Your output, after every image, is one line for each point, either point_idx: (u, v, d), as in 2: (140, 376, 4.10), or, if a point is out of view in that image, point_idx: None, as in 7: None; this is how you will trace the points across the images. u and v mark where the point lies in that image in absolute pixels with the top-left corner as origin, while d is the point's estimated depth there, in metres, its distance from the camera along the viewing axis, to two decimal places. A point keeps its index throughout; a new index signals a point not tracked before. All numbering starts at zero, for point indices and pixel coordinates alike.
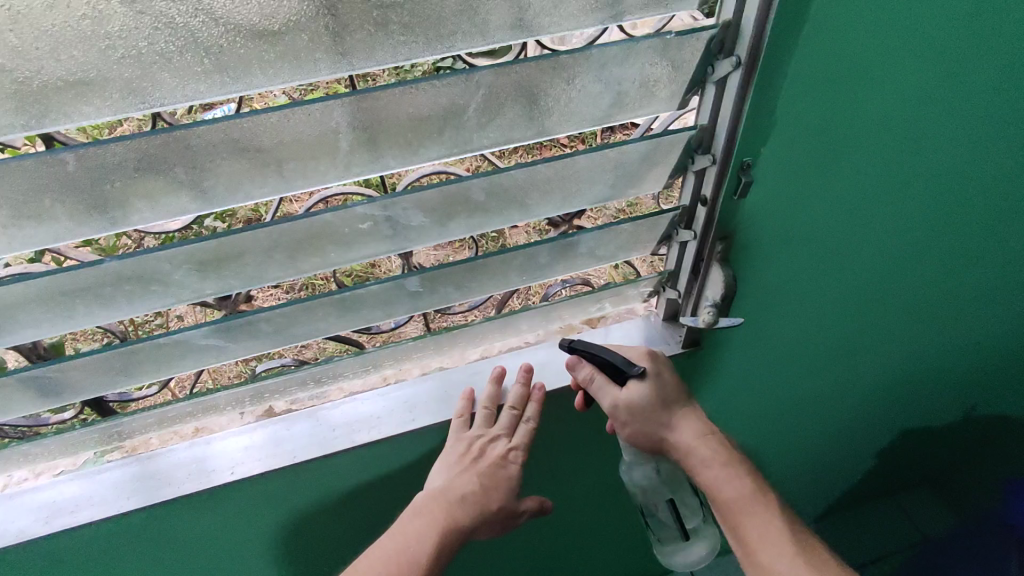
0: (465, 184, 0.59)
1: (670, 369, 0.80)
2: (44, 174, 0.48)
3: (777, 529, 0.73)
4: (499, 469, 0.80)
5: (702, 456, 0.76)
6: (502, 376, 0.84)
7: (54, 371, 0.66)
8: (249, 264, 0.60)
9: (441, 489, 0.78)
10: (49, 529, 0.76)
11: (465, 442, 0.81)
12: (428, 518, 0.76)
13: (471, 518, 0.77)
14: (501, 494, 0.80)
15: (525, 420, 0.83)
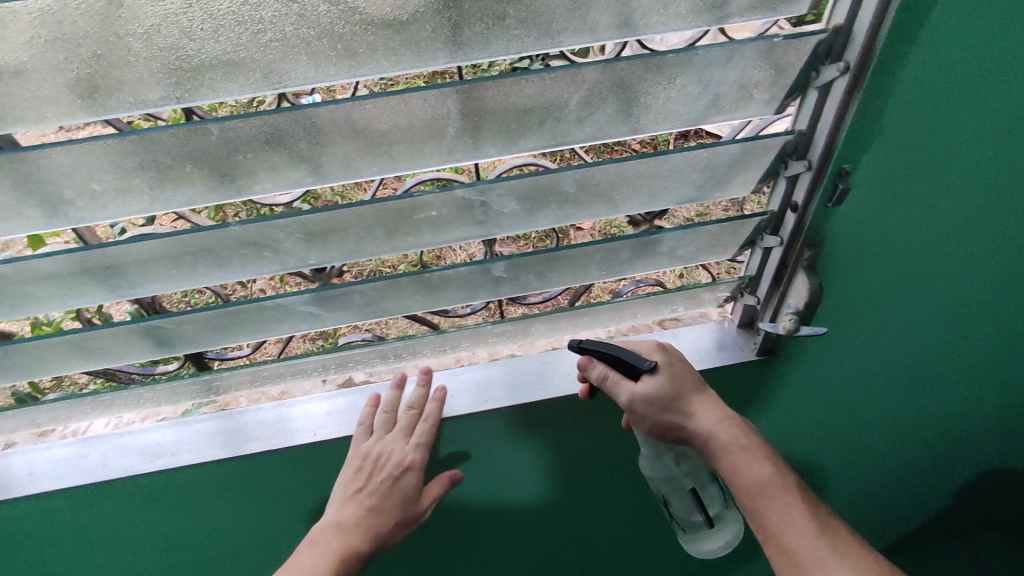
0: (558, 176, 0.61)
1: (682, 359, 0.81)
2: (190, 142, 0.53)
3: (798, 512, 0.76)
4: (395, 479, 0.82)
5: (722, 441, 0.77)
6: (402, 381, 0.86)
7: (171, 323, 0.73)
8: (351, 238, 0.64)
9: (336, 517, 0.82)
10: (150, 467, 0.83)
11: (361, 455, 0.83)
12: (329, 545, 0.81)
13: (368, 544, 0.82)
14: (399, 506, 0.83)
15: (422, 420, 0.85)
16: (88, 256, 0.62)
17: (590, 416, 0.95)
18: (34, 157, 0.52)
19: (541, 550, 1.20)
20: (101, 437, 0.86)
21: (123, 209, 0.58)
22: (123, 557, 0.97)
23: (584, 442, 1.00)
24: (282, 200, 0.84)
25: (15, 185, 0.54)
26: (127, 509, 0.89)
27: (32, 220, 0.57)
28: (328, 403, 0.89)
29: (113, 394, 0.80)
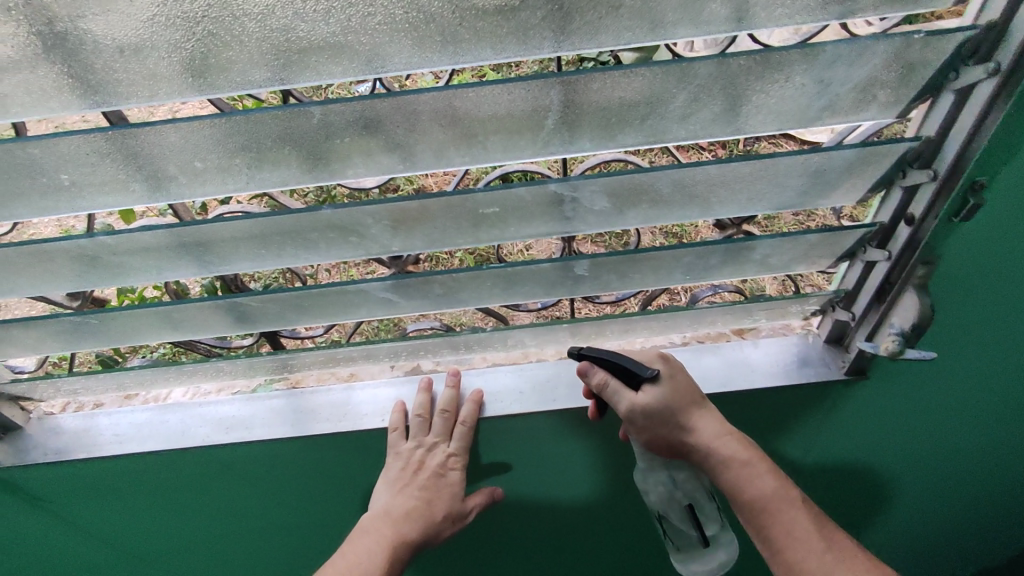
0: (656, 175, 0.59)
1: (683, 370, 0.80)
2: (291, 124, 0.54)
3: (801, 527, 0.76)
4: (439, 478, 0.85)
5: (722, 456, 0.77)
6: (429, 385, 0.87)
7: (255, 301, 0.74)
8: (436, 228, 0.64)
9: (385, 508, 0.84)
10: (228, 439, 0.86)
11: (403, 456, 0.85)
12: (376, 535, 0.82)
13: (419, 532, 0.83)
14: (444, 503, 0.85)
15: (461, 423, 0.85)
16: (186, 232, 0.64)
17: None
18: (145, 133, 0.53)
19: (592, 552, 1.18)
20: (180, 405, 0.89)
21: (223, 186, 0.59)
22: (193, 526, 0.98)
23: None
24: (366, 185, 0.86)
25: (124, 160, 0.56)
26: (204, 476, 0.91)
27: (136, 193, 0.59)
28: (397, 389, 0.90)
29: (195, 366, 0.83)
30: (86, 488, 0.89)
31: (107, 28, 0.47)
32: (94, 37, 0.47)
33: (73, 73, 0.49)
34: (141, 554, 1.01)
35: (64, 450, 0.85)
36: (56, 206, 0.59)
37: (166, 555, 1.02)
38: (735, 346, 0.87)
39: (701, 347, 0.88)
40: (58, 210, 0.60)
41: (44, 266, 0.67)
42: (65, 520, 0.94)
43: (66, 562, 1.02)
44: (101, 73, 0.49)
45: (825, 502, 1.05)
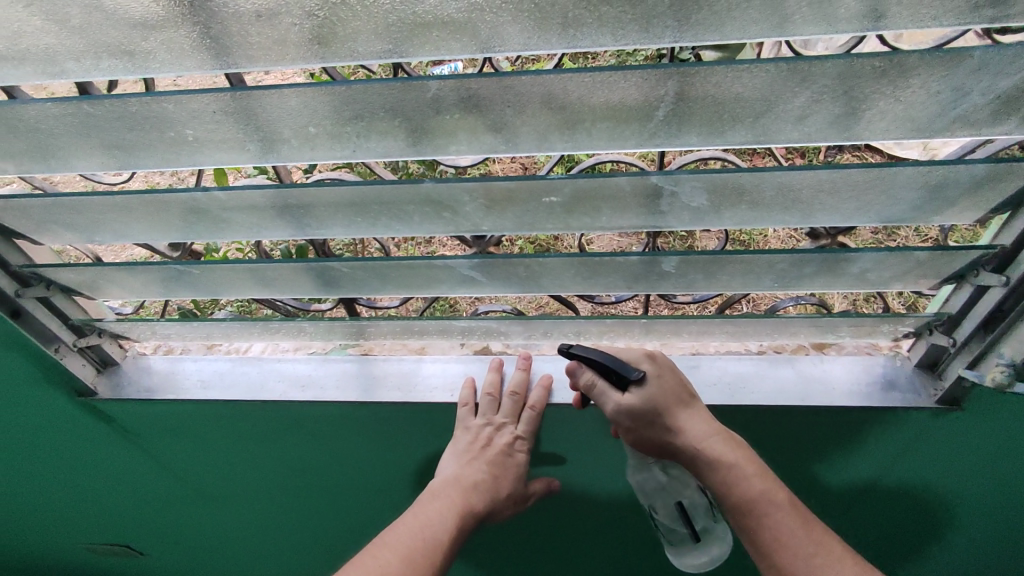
0: (764, 175, 0.57)
1: (672, 369, 0.80)
2: (404, 96, 0.55)
3: (793, 532, 0.74)
4: (505, 456, 0.85)
5: (711, 458, 0.76)
6: (500, 364, 0.89)
7: (344, 267, 0.76)
8: (530, 211, 0.64)
9: (455, 476, 0.81)
10: (300, 397, 0.90)
11: (472, 430, 0.84)
12: (447, 502, 0.79)
13: (484, 505, 0.82)
14: (508, 482, 0.85)
15: (529, 407, 0.86)
16: (288, 194, 0.66)
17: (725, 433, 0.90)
18: (268, 95, 0.56)
19: (637, 554, 1.17)
20: (254, 361, 0.93)
21: (330, 153, 0.61)
22: (259, 475, 1.03)
23: None
24: (458, 163, 0.87)
25: (244, 122, 0.59)
26: (277, 429, 0.95)
27: (250, 152, 0.62)
28: (466, 366, 0.92)
29: (279, 323, 0.87)
30: (170, 426, 0.95)
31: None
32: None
33: (212, 33, 0.52)
34: (209, 495, 1.07)
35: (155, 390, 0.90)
36: (178, 159, 0.63)
37: (231, 500, 1.07)
38: (813, 360, 0.85)
39: (775, 358, 0.85)
40: (178, 163, 0.64)
41: (154, 216, 0.71)
42: (146, 455, 0.99)
43: (140, 496, 1.07)
44: (237, 35, 0.52)
45: (889, 532, 1.01)
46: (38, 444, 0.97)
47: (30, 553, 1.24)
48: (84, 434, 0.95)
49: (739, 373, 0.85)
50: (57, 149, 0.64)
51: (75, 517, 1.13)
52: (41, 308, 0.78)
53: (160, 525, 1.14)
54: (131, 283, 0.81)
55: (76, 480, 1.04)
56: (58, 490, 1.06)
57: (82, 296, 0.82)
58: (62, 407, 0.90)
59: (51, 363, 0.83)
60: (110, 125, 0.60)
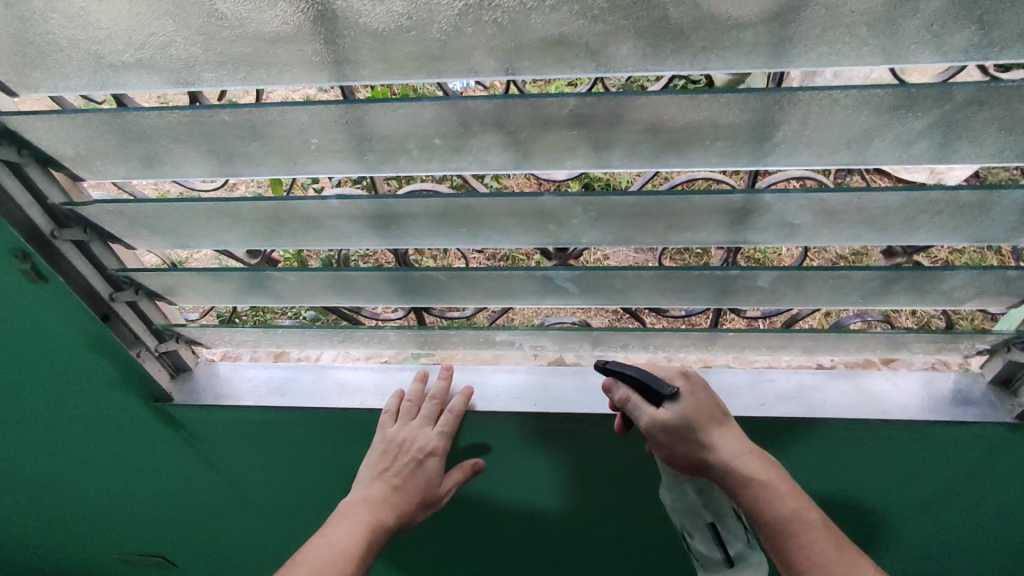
0: (876, 195, 0.60)
1: (704, 389, 0.83)
2: (541, 110, 0.58)
3: (825, 550, 0.77)
4: (418, 464, 0.79)
5: (744, 477, 0.79)
6: (425, 373, 0.84)
7: (437, 276, 0.77)
8: (640, 227, 0.67)
9: (363, 495, 0.78)
10: (364, 405, 0.88)
11: (382, 441, 0.79)
12: (355, 519, 0.77)
13: (396, 520, 0.78)
14: (422, 488, 0.79)
15: (450, 413, 0.81)
16: (398, 204, 0.67)
17: (795, 449, 0.91)
18: (401, 108, 0.57)
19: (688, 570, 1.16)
20: (315, 367, 0.93)
21: (448, 164, 0.63)
22: (317, 488, 1.02)
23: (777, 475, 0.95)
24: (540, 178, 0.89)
25: (369, 133, 0.60)
26: (339, 440, 0.93)
27: (368, 162, 0.63)
28: (544, 377, 0.93)
29: (362, 332, 0.87)
30: (237, 434, 0.94)
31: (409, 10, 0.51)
32: (395, 16, 0.52)
33: (359, 45, 0.54)
34: (267, 505, 1.06)
35: (224, 395, 0.90)
36: (293, 167, 0.64)
37: (287, 510, 1.07)
38: (882, 376, 0.87)
39: (841, 373, 0.88)
40: (292, 171, 0.65)
41: (254, 224, 0.72)
42: (210, 463, 0.99)
43: (198, 502, 1.07)
44: (383, 48, 0.55)
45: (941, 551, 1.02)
46: (105, 449, 0.97)
47: (78, 555, 1.24)
48: (152, 440, 0.95)
49: (804, 383, 0.88)
50: (173, 155, 0.65)
51: (129, 522, 1.12)
52: (129, 313, 0.79)
53: (212, 532, 1.13)
54: (217, 289, 0.82)
55: (136, 485, 1.04)
56: (117, 495, 1.06)
57: (164, 301, 0.82)
58: (135, 412, 0.90)
59: (131, 369, 0.83)
60: (235, 133, 0.62)
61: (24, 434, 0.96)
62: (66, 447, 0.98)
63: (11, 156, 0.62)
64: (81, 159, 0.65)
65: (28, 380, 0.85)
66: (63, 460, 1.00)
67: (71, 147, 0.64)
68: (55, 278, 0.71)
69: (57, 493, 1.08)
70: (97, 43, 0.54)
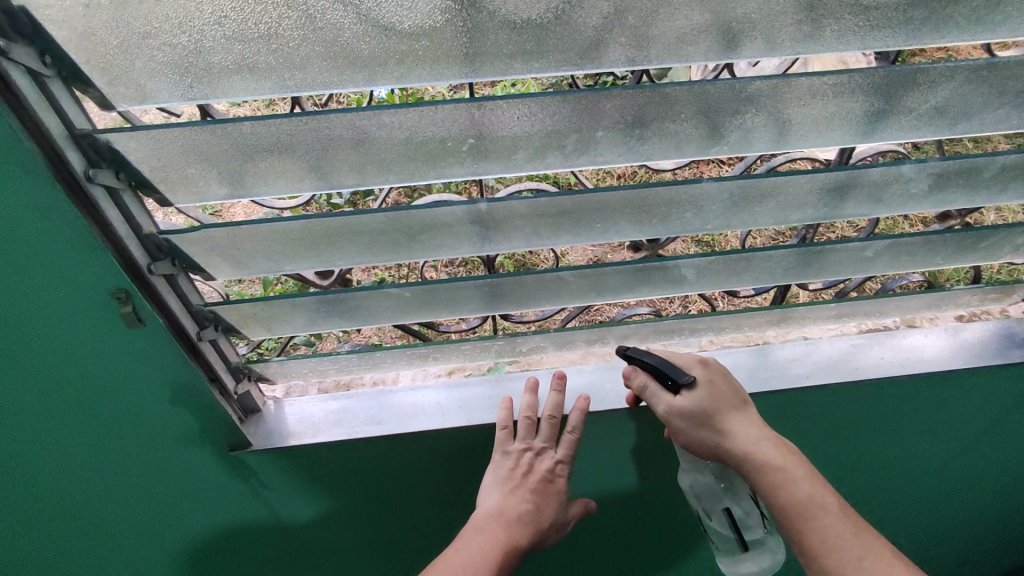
0: (993, 159, 0.65)
1: (723, 375, 0.83)
2: (714, 97, 0.58)
3: (841, 535, 0.74)
4: (547, 483, 0.79)
5: (757, 460, 0.78)
6: (536, 384, 0.80)
7: (552, 277, 0.74)
8: (771, 205, 0.69)
9: (498, 509, 0.76)
10: (468, 421, 0.84)
11: (510, 460, 0.79)
12: (489, 536, 0.74)
13: (528, 539, 0.75)
14: (552, 509, 0.78)
15: (569, 430, 0.81)
16: (555, 202, 0.64)
17: (867, 411, 0.96)
18: (565, 100, 0.55)
19: None
20: (379, 391, 0.86)
21: (596, 158, 0.61)
22: (393, 527, 0.93)
23: (848, 439, 1.00)
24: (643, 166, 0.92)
25: (528, 133, 0.58)
26: (432, 459, 0.87)
27: (515, 162, 0.60)
28: None
29: (466, 343, 0.82)
30: (314, 474, 0.85)
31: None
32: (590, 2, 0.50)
33: (530, 34, 0.52)
34: (336, 556, 0.95)
35: (300, 433, 0.82)
36: (439, 170, 0.60)
37: (357, 558, 0.96)
38: (938, 329, 0.94)
39: (905, 333, 0.95)
40: (434, 174, 0.60)
41: (368, 238, 0.66)
42: (279, 517, 0.88)
43: (247, 568, 0.93)
44: (554, 38, 0.52)
45: (979, 494, 1.10)
46: (150, 520, 0.84)
47: None
48: (217, 497, 0.83)
49: (871, 342, 0.94)
50: (295, 168, 0.58)
51: None
52: (213, 353, 0.70)
53: None
54: (300, 317, 0.74)
55: (177, 561, 0.90)
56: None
57: (238, 336, 0.74)
58: (201, 465, 0.80)
59: (206, 417, 0.74)
60: (384, 136, 0.56)
61: (45, 517, 0.81)
62: (103, 528, 0.83)
63: (110, 181, 0.54)
64: (185, 178, 0.57)
65: (77, 442, 0.74)
66: (90, 544, 0.85)
67: (179, 166, 0.56)
68: (153, 318, 0.62)
69: None
70: (249, 42, 0.48)
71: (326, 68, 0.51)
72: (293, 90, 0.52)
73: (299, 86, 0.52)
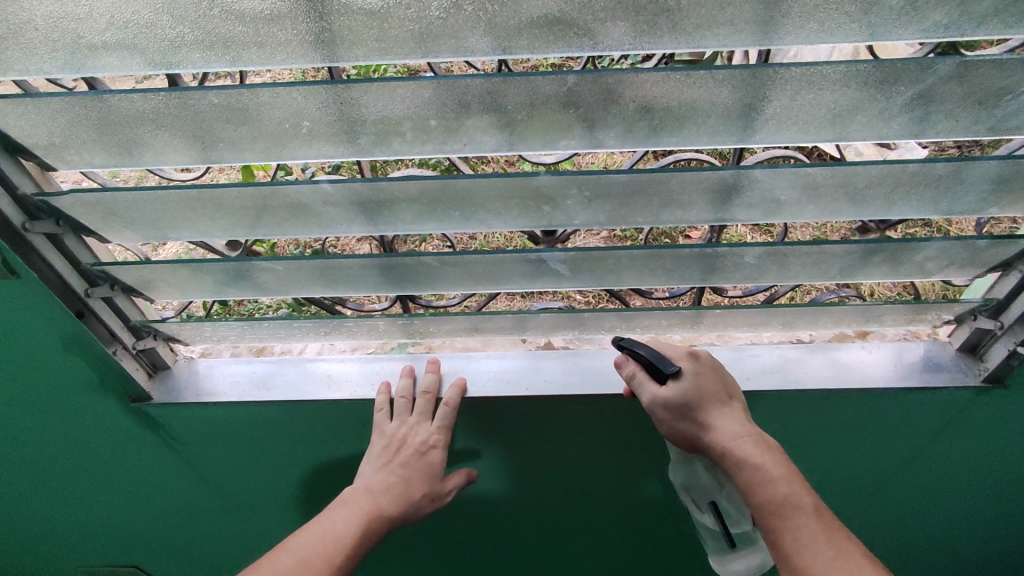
0: (861, 169, 0.61)
1: (712, 369, 0.79)
2: (545, 92, 0.57)
3: (814, 536, 0.70)
4: (420, 456, 0.82)
5: (736, 458, 0.73)
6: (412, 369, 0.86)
7: (423, 262, 0.74)
8: (633, 205, 0.67)
9: (366, 483, 0.80)
10: (350, 395, 0.86)
11: (385, 434, 0.82)
12: (354, 508, 0.78)
13: (396, 508, 0.80)
14: (424, 480, 0.82)
15: (446, 405, 0.83)
16: (403, 189, 0.66)
17: (776, 426, 0.93)
18: (384, 88, 0.56)
19: (671, 551, 1.18)
20: (290, 361, 0.90)
21: (441, 146, 0.62)
22: (312, 483, 1.01)
23: None
24: (548, 160, 0.91)
25: (364, 115, 0.58)
26: (333, 428, 0.91)
27: (360, 146, 0.61)
28: (533, 361, 0.91)
29: (354, 321, 0.83)
30: (218, 429, 0.91)
31: None
32: None
33: (332, 25, 0.52)
34: (250, 505, 1.04)
35: (198, 392, 0.87)
36: (287, 152, 0.62)
37: (270, 506, 1.04)
38: (858, 346, 0.89)
39: (820, 348, 0.90)
40: (284, 156, 0.62)
41: (232, 212, 0.69)
42: (191, 464, 0.96)
43: (173, 511, 1.04)
44: (360, 27, 0.52)
45: (907, 518, 1.06)
46: (79, 458, 0.94)
47: (45, 571, 1.20)
48: (131, 440, 0.92)
49: (781, 356, 0.90)
50: (153, 142, 0.61)
51: (100, 531, 1.07)
52: (105, 309, 0.77)
53: (186, 541, 1.10)
54: (191, 284, 0.78)
55: (106, 493, 1.00)
56: (89, 504, 1.02)
57: (139, 297, 0.80)
58: (112, 412, 0.87)
59: (106, 367, 0.81)
60: (223, 115, 0.58)
61: None
62: (38, 456, 0.94)
63: None
64: (55, 146, 0.62)
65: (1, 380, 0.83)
66: (29, 468, 0.96)
67: (46, 134, 0.60)
68: (26, 271, 0.69)
69: (23, 504, 1.03)
70: (78, 21, 0.51)
71: (154, 49, 0.54)
72: (138, 67, 0.55)
73: (144, 65, 0.55)
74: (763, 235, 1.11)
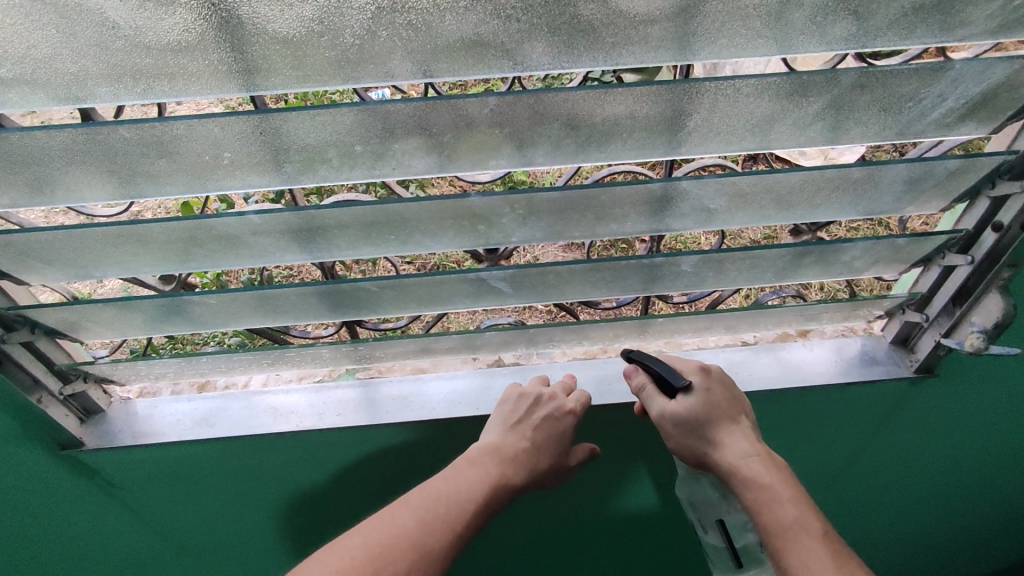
0: (783, 176, 0.63)
1: (724, 385, 0.78)
2: (468, 115, 0.57)
3: (821, 562, 0.67)
4: (554, 423, 0.79)
5: (745, 478, 0.72)
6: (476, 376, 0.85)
7: (362, 287, 0.73)
8: (567, 220, 0.68)
9: (495, 446, 0.76)
10: (297, 427, 0.84)
11: (516, 404, 0.80)
12: (482, 469, 0.74)
13: (520, 477, 0.75)
14: (554, 451, 0.78)
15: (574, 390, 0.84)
16: (334, 216, 0.64)
17: None
18: (303, 115, 0.55)
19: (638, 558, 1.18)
20: (232, 395, 0.87)
21: (370, 171, 0.61)
22: (265, 519, 0.97)
23: None
24: (485, 177, 0.91)
25: (286, 143, 0.57)
26: (283, 461, 0.89)
27: (285, 174, 0.60)
28: (484, 379, 0.90)
29: (296, 351, 0.81)
30: (157, 470, 0.87)
31: (315, 17, 0.49)
32: (306, 26, 0.49)
33: (243, 55, 0.51)
34: (200, 545, 0.99)
35: (135, 434, 0.83)
36: (211, 183, 0.60)
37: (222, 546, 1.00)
38: (800, 345, 0.92)
39: (764, 349, 0.92)
40: (208, 188, 0.60)
41: (157, 247, 0.66)
42: (132, 508, 0.92)
43: (119, 561, 0.99)
44: (274, 57, 0.51)
45: (861, 509, 1.09)
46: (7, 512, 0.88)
47: None
48: (62, 488, 0.87)
49: (728, 358, 0.91)
50: (65, 179, 0.59)
51: None
52: (27, 355, 0.73)
53: None
54: (120, 323, 0.75)
55: (39, 547, 0.94)
56: (20, 560, 0.95)
57: (65, 340, 0.76)
58: (38, 460, 0.83)
59: (33, 415, 0.77)
60: (138, 150, 0.56)
61: None
62: None
63: None
64: None
65: None
66: None
67: None
68: None
69: None
70: None
71: (57, 84, 0.52)
72: (42, 102, 0.53)
73: (48, 100, 0.53)
74: (712, 237, 1.14)
